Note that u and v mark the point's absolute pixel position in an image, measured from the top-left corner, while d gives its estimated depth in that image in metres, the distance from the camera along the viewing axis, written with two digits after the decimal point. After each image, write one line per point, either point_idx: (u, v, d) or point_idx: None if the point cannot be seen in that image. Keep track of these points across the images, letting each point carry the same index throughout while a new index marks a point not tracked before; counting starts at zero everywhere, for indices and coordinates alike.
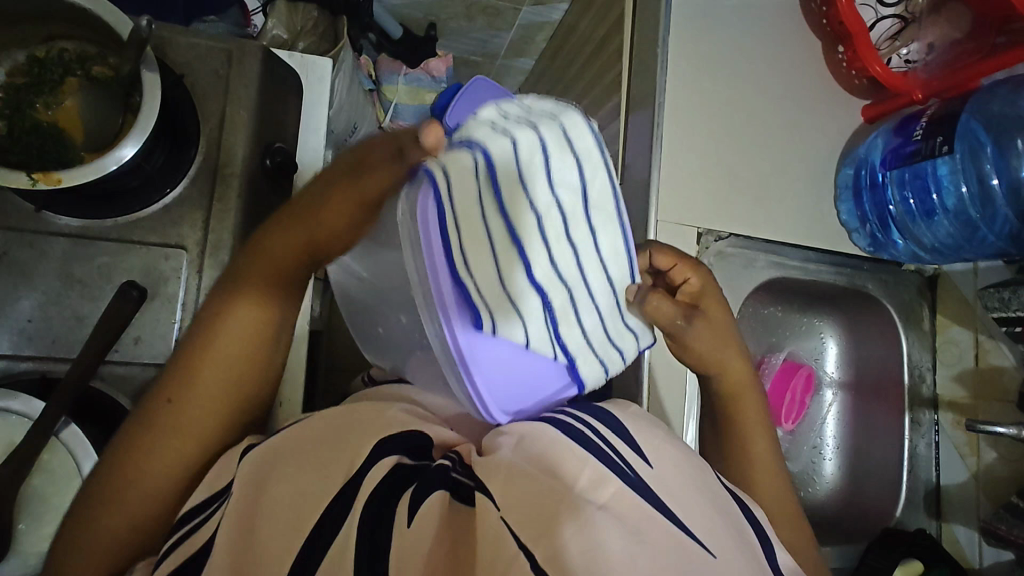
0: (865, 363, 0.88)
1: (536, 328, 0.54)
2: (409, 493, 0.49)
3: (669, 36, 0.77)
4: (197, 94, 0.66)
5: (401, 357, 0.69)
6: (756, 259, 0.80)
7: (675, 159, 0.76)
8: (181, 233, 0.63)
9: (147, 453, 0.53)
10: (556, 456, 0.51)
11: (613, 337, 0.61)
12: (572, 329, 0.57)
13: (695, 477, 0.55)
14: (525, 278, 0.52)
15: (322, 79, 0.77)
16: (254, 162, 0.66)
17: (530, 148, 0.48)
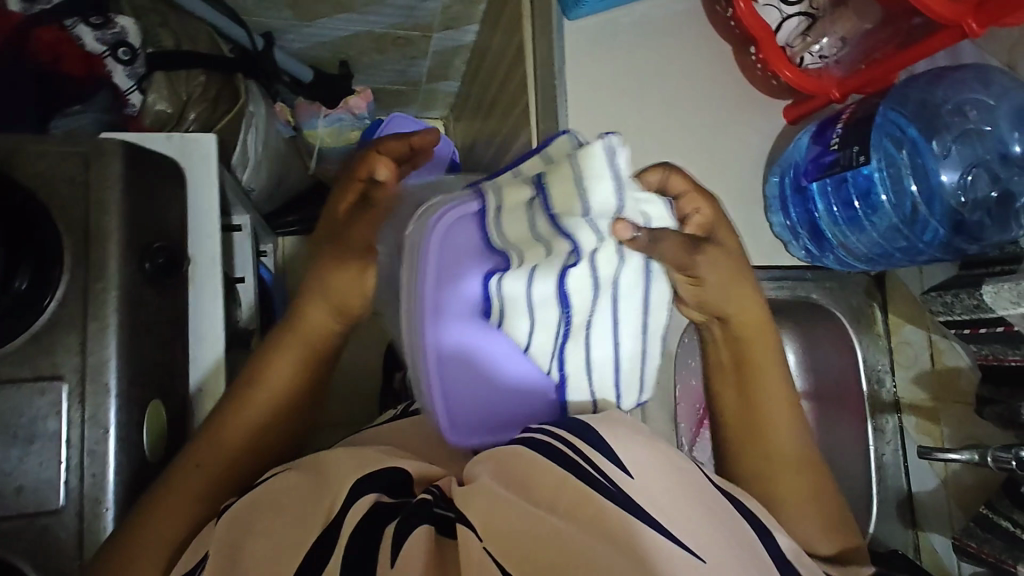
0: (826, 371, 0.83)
1: (548, 337, 0.51)
2: (393, 527, 0.45)
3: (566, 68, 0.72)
4: (58, 206, 0.60)
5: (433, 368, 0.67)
6: None
7: None
8: (56, 362, 0.58)
9: (151, 519, 0.55)
10: (536, 476, 0.45)
11: (622, 381, 0.56)
12: (578, 351, 0.53)
13: (670, 471, 0.48)
14: (551, 287, 0.48)
15: (208, 158, 0.73)
16: (131, 269, 0.61)
17: (603, 188, 0.46)
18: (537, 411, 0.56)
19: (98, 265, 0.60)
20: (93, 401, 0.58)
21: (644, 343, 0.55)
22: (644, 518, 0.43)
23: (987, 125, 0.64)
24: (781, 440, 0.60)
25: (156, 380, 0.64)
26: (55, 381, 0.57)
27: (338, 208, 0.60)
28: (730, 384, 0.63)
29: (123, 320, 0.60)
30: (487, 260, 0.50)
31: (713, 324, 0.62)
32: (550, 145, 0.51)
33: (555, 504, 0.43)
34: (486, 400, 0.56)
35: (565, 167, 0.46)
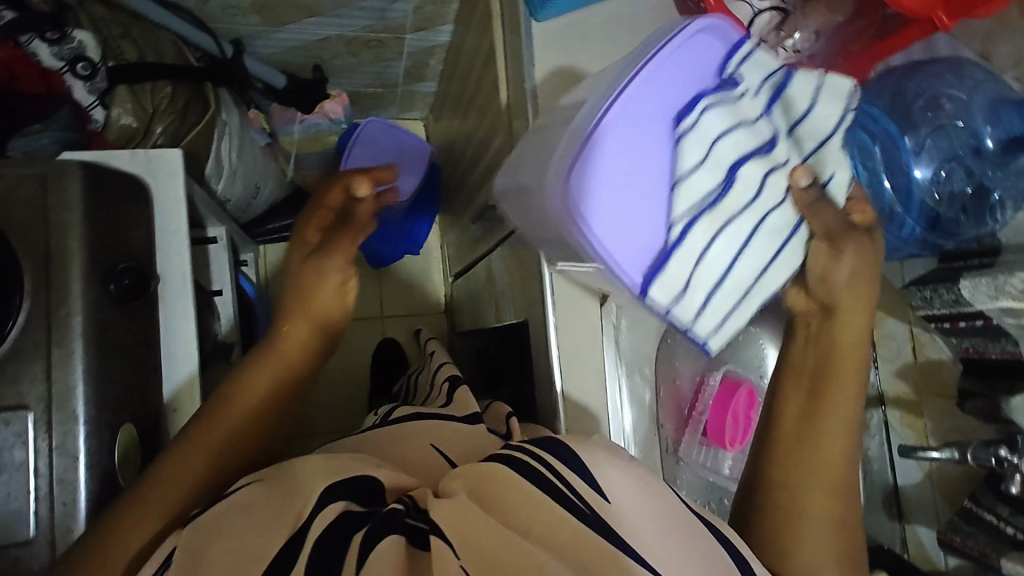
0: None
1: (714, 181, 0.51)
2: (361, 536, 0.43)
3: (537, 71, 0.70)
4: (17, 230, 0.58)
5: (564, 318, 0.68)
6: None
7: None
8: (20, 391, 0.56)
9: (120, 525, 0.52)
10: (508, 499, 0.44)
11: (719, 292, 0.54)
12: (710, 229, 0.51)
13: (650, 497, 0.47)
14: (733, 153, 0.52)
15: (175, 174, 0.71)
16: (96, 292, 0.60)
17: (810, 129, 0.55)
18: (637, 261, 0.51)
19: (61, 290, 0.58)
20: (61, 429, 0.57)
21: (751, 263, 0.54)
22: (613, 541, 0.42)
23: (961, 119, 0.63)
24: (824, 467, 0.56)
25: (127, 404, 0.62)
26: (20, 410, 0.56)
27: (307, 231, 0.68)
28: (801, 391, 0.59)
29: (89, 345, 0.59)
30: (691, 97, 0.51)
31: (813, 316, 0.60)
32: (828, 80, 0.56)
33: (528, 530, 0.42)
34: (614, 212, 0.50)
35: (835, 83, 0.55)
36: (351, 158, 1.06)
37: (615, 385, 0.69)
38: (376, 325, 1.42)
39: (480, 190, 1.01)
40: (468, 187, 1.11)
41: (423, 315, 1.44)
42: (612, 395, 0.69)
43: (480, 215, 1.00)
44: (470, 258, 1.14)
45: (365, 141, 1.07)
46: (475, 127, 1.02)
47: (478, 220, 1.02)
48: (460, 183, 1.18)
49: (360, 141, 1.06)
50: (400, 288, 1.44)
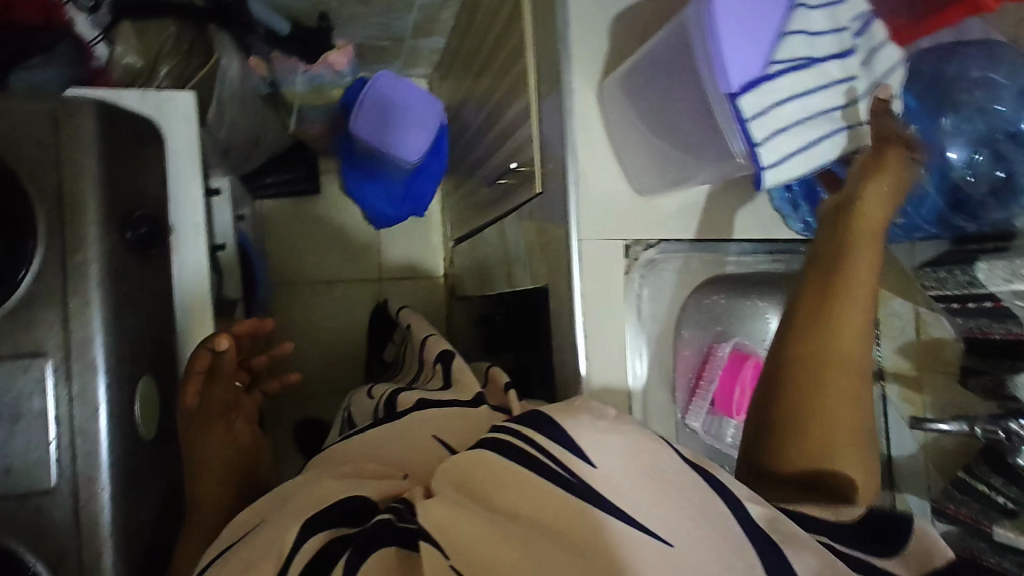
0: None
1: (812, 47, 0.51)
2: (346, 558, 0.45)
3: (572, 28, 0.67)
4: (27, 170, 0.55)
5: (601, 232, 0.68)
6: (690, 260, 0.73)
7: (592, 168, 0.68)
8: (37, 339, 0.54)
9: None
10: (493, 484, 0.46)
11: (786, 136, 0.50)
12: (797, 79, 0.50)
13: (642, 458, 0.46)
14: (832, 36, 0.52)
15: (188, 117, 0.68)
16: (113, 238, 0.57)
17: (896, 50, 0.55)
18: (736, 67, 0.48)
19: (77, 234, 0.56)
20: (80, 379, 0.55)
21: (815, 132, 0.52)
22: (601, 505, 0.42)
23: (999, 103, 0.63)
24: (846, 340, 0.56)
25: (143, 355, 0.60)
26: (39, 360, 0.54)
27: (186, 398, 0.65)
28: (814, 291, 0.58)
29: (108, 293, 0.56)
30: None
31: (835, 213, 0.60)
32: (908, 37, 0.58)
33: (517, 510, 0.44)
34: (735, 16, 0.47)
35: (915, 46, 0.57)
36: (361, 115, 1.02)
37: (635, 354, 0.69)
38: (374, 287, 1.39)
39: (493, 152, 0.99)
40: (478, 149, 1.09)
41: (421, 278, 1.42)
42: (630, 368, 0.69)
43: (494, 178, 0.98)
44: (477, 221, 1.13)
45: (375, 96, 1.02)
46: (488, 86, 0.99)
47: (491, 183, 1.00)
48: (468, 144, 1.15)
49: (370, 94, 1.01)
50: (399, 250, 1.41)
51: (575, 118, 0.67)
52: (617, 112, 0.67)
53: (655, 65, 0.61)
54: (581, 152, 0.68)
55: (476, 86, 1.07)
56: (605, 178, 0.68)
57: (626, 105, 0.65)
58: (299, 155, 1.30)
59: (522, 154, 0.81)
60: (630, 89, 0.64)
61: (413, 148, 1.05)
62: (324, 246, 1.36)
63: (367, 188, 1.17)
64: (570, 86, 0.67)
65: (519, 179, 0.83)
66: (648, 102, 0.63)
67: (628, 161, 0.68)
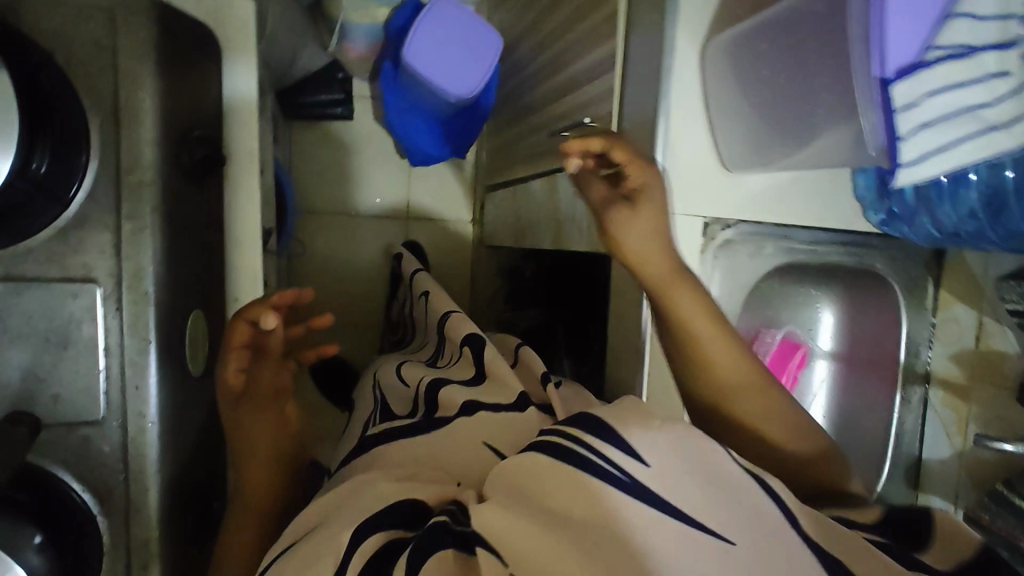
0: (861, 334, 0.84)
1: (973, 34, 0.45)
2: (403, 559, 0.43)
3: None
4: (78, 73, 0.49)
5: (683, 206, 0.64)
6: (767, 246, 0.70)
7: (684, 136, 0.63)
8: (87, 263, 0.50)
9: None
10: (546, 485, 0.42)
11: (926, 134, 0.47)
12: (949, 71, 0.45)
13: (700, 467, 0.42)
14: (999, 24, 0.46)
15: (247, 27, 0.62)
16: (169, 159, 0.53)
17: None
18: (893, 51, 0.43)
19: (132, 152, 0.51)
20: (131, 308, 0.52)
21: (962, 132, 0.47)
22: (660, 508, 0.39)
23: None
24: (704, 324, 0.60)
25: (192, 288, 0.57)
26: (89, 285, 0.50)
27: (227, 374, 0.58)
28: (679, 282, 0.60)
29: (162, 219, 0.52)
30: None
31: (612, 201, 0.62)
32: None
33: (572, 513, 0.40)
34: None
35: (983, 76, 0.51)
36: (416, 41, 0.94)
37: None
38: (399, 227, 1.35)
39: (551, 101, 0.93)
40: (530, 94, 1.02)
41: (448, 221, 1.38)
42: None
43: (550, 130, 0.93)
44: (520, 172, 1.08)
45: (431, 23, 0.94)
46: (549, 27, 0.92)
47: (545, 134, 0.94)
48: (518, 87, 1.08)
49: (426, 18, 0.93)
50: (429, 189, 1.36)
51: (676, 80, 0.62)
52: (720, 81, 0.61)
53: (776, 38, 0.55)
54: (674, 118, 0.62)
55: (533, 24, 0.99)
56: (697, 149, 0.63)
57: (729, 72, 0.60)
58: (331, 74, 1.21)
59: (595, 110, 0.76)
60: (740, 57, 0.59)
61: (466, 81, 0.98)
62: (353, 176, 1.30)
63: (410, 123, 1.11)
64: (673, 43, 0.61)
65: (588, 138, 0.78)
66: (761, 72, 0.58)
67: (726, 134, 0.63)
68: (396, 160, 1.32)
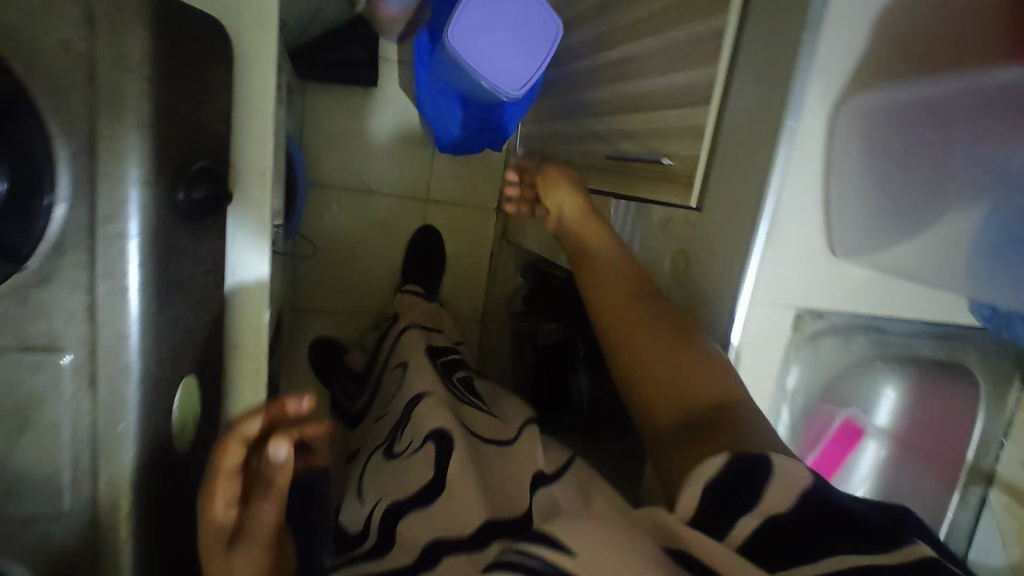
0: (921, 416, 0.73)
1: None
2: None
3: (830, 8, 0.46)
4: (39, 87, 0.37)
5: (780, 296, 0.53)
6: (857, 336, 0.60)
7: (797, 214, 0.51)
8: (53, 330, 0.40)
9: None
10: None
11: None
12: None
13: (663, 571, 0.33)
14: None
15: (264, 18, 0.49)
16: (161, 202, 0.42)
17: None
18: None
19: (112, 194, 0.39)
20: (108, 385, 0.42)
21: None
22: None
23: None
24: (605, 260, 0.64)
25: (185, 349, 0.47)
26: (58, 356, 0.41)
27: (216, 512, 0.42)
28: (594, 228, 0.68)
29: (150, 277, 0.42)
30: None
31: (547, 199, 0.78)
32: None
33: None
34: None
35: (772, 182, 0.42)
36: (462, 24, 0.79)
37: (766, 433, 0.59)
38: (418, 210, 1.23)
39: (607, 109, 0.80)
40: (580, 90, 0.89)
41: (470, 207, 1.27)
42: None
43: (605, 145, 0.80)
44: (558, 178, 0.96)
45: (480, 6, 0.79)
46: (615, 19, 0.77)
47: (599, 148, 0.82)
48: (566, 76, 0.94)
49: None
50: (452, 172, 1.23)
51: (796, 144, 0.49)
52: (848, 148, 0.50)
53: (935, 119, 0.45)
54: (788, 190, 0.50)
55: (593, 7, 0.84)
56: (806, 228, 0.52)
57: (860, 139, 0.49)
58: (356, 33, 1.04)
59: (672, 146, 0.64)
60: (882, 123, 0.48)
61: (519, 77, 0.84)
62: (371, 151, 1.17)
63: (441, 104, 0.97)
64: (802, 98, 0.48)
65: (659, 176, 0.66)
66: (907, 161, 0.48)
67: (840, 212, 0.52)
68: (420, 136, 1.19)
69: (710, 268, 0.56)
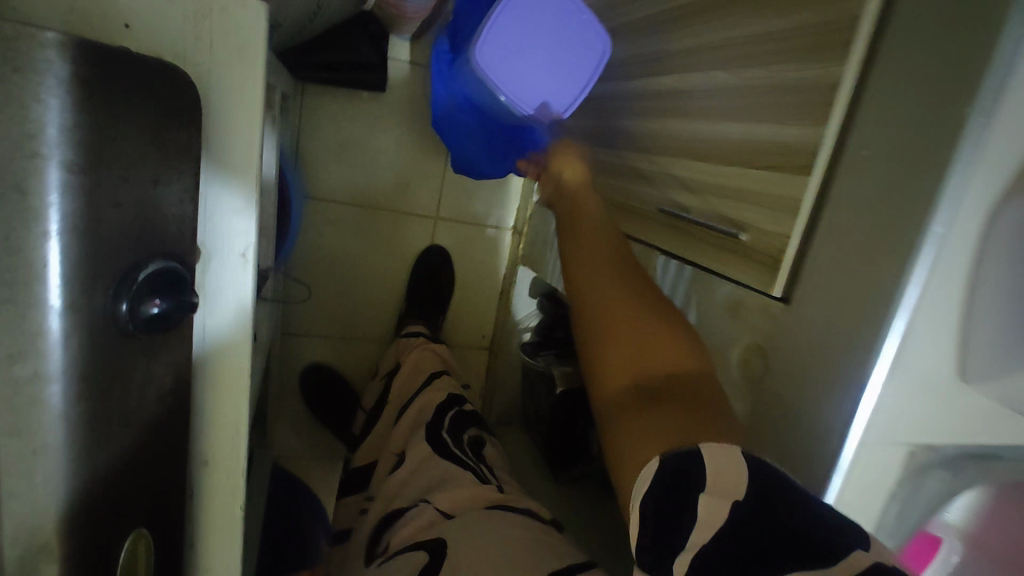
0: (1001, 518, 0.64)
1: None
2: None
3: (1015, 84, 0.34)
4: None
5: (892, 432, 0.43)
6: (965, 466, 0.50)
7: (930, 340, 0.40)
8: None
9: None
10: None
11: None
12: None
13: None
14: None
15: (242, 57, 0.37)
16: (94, 330, 0.30)
17: None
18: None
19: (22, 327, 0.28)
20: (25, 564, 0.31)
21: None
22: None
23: None
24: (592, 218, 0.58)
25: (136, 493, 0.36)
26: None
27: None
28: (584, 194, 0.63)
29: (82, 427, 0.31)
30: None
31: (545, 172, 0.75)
32: None
33: None
34: None
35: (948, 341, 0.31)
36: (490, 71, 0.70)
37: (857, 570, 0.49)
38: (426, 228, 1.11)
39: (651, 147, 0.68)
40: (617, 116, 0.76)
41: (481, 225, 1.14)
42: None
43: (651, 188, 0.68)
44: None
45: (500, 46, 0.69)
46: (669, 41, 0.64)
47: (640, 191, 0.70)
48: (601, 94, 0.81)
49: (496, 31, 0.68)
50: (464, 188, 1.11)
51: (942, 255, 0.38)
52: (1005, 261, 0.39)
53: None
54: (924, 311, 0.39)
55: (640, 17, 0.71)
56: (936, 352, 0.41)
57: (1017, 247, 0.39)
58: (362, 29, 0.90)
59: (747, 216, 0.52)
60: None
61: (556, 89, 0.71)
62: (372, 162, 1.04)
63: (462, 124, 0.86)
64: (959, 200, 0.36)
65: (729, 250, 0.54)
66: None
67: (981, 333, 0.41)
68: (431, 147, 1.06)
69: (803, 386, 0.46)
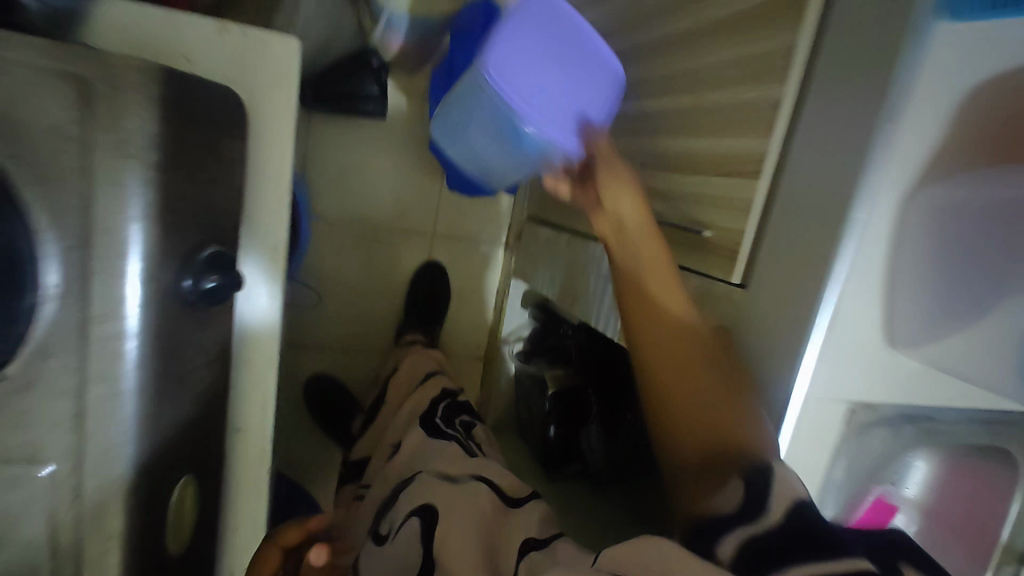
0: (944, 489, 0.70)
1: None
2: None
3: (914, 94, 0.43)
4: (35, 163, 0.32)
5: (836, 389, 0.50)
6: (905, 427, 0.57)
7: (863, 307, 0.48)
8: (35, 441, 0.34)
9: None
10: None
11: None
12: None
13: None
14: None
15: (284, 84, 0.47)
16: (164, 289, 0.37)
17: None
18: None
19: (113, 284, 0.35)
20: (103, 488, 0.37)
21: None
22: None
23: None
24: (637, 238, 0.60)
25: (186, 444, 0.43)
26: (42, 465, 0.35)
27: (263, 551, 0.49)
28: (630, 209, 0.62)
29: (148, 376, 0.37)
30: None
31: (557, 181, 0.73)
32: None
33: None
34: None
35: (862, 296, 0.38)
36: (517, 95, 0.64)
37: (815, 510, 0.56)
38: (424, 245, 1.19)
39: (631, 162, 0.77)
40: None
41: (477, 242, 1.23)
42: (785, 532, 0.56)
43: None
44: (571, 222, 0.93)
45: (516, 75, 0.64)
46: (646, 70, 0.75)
47: None
48: None
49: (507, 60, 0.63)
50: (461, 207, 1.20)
51: (868, 236, 0.46)
52: (918, 238, 0.47)
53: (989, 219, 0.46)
54: (855, 281, 0.47)
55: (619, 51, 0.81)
56: (866, 318, 0.48)
57: (932, 232, 0.47)
58: (365, 63, 0.99)
59: (712, 217, 0.61)
60: (949, 218, 0.47)
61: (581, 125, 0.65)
62: (374, 184, 1.13)
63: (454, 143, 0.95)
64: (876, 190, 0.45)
65: (698, 248, 0.63)
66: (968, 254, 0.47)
67: (906, 306, 0.49)
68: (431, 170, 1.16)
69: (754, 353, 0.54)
